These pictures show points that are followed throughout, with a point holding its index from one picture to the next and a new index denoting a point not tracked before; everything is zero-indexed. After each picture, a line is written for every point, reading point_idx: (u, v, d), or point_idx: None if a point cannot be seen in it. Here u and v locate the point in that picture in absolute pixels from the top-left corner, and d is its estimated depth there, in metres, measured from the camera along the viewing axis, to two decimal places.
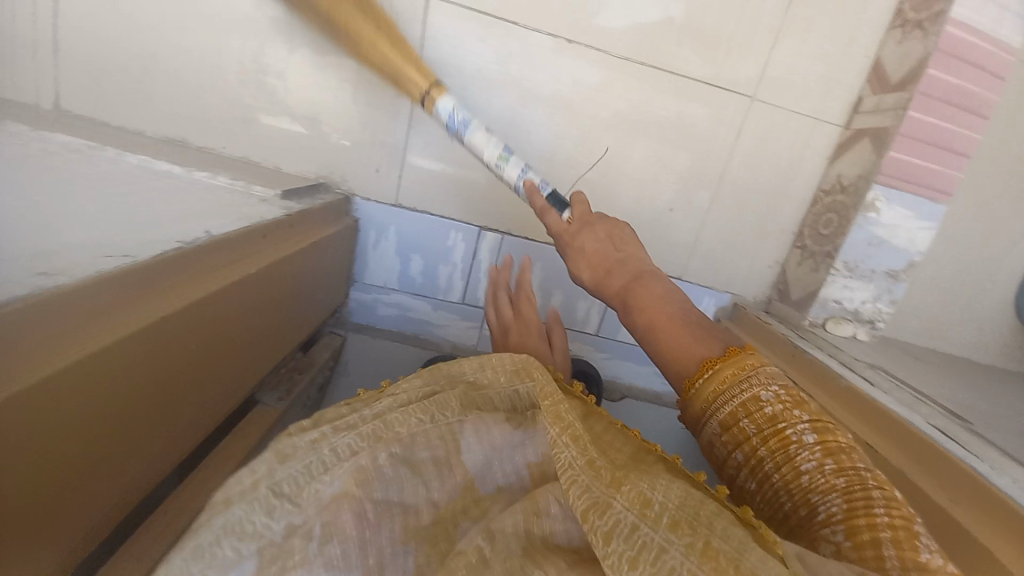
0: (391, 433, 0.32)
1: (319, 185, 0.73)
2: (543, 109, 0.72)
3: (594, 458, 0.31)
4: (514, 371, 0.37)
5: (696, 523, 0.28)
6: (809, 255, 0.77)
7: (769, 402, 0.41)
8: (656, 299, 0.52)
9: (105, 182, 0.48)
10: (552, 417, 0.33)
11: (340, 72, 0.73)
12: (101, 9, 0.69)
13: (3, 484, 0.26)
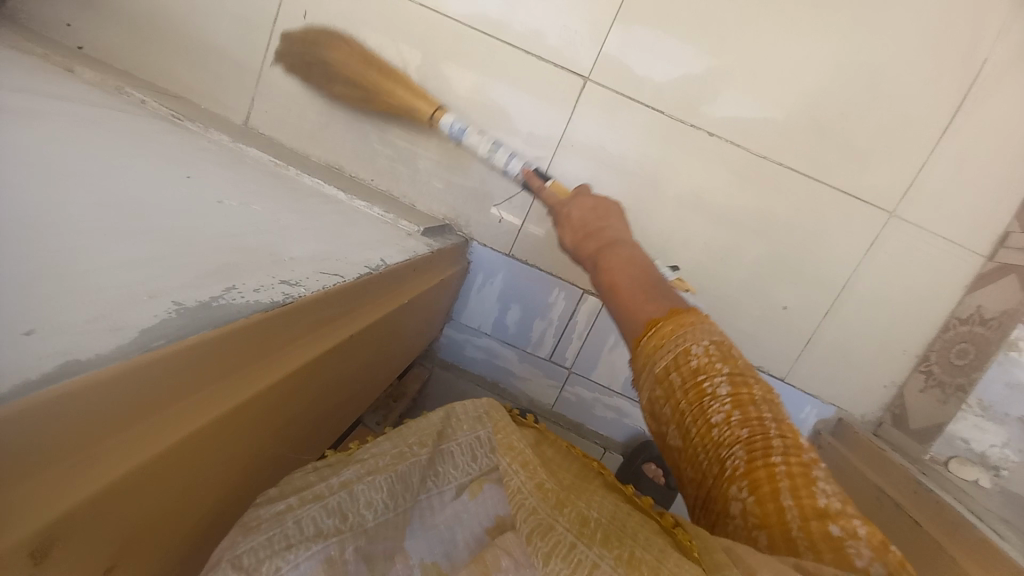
0: (354, 513, 0.34)
1: (446, 227, 0.79)
2: (673, 192, 0.76)
3: (542, 481, 0.35)
4: (478, 417, 0.41)
5: (623, 536, 0.32)
6: (934, 383, 0.73)
7: (698, 356, 0.40)
8: (622, 261, 0.53)
9: (294, 198, 0.55)
10: (505, 448, 0.37)
11: (490, 128, 0.79)
12: (304, 51, 0.81)
13: (156, 526, 0.27)
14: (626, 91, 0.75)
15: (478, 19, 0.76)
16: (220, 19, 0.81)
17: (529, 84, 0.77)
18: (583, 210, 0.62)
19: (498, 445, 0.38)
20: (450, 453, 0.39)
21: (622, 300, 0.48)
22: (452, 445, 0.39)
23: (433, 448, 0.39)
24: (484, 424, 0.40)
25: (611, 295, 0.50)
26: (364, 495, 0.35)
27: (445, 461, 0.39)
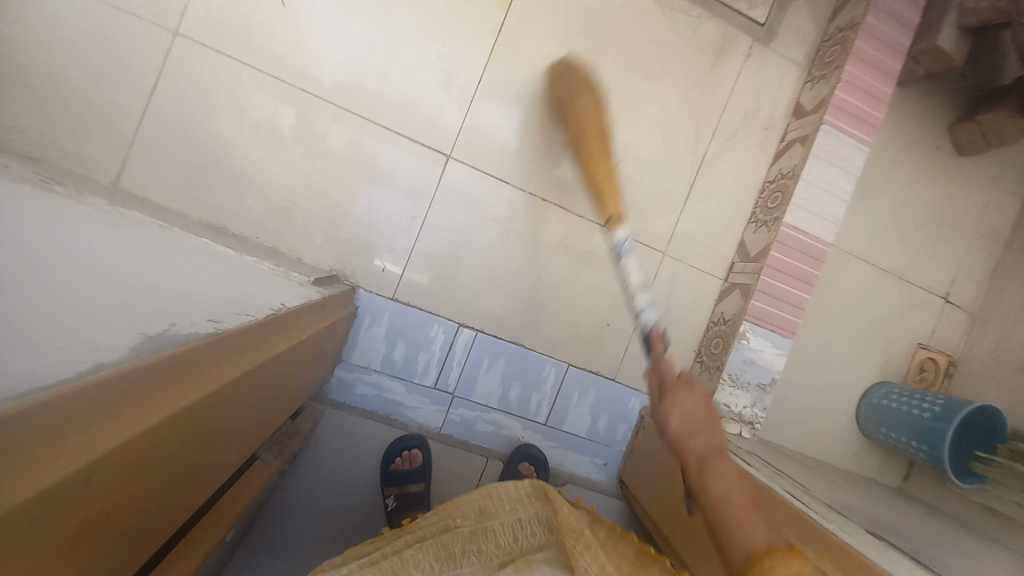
0: (405, 567, 0.60)
1: (334, 277, 0.90)
2: (522, 242, 0.99)
3: (603, 563, 0.58)
4: (527, 502, 0.67)
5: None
6: (705, 368, 1.03)
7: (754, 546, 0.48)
8: (734, 476, 0.52)
9: (192, 256, 0.62)
10: (573, 529, 0.62)
11: (372, 192, 0.94)
12: (187, 124, 0.88)
13: (118, 499, 0.35)
14: (481, 166, 0.97)
15: (356, 104, 0.92)
16: (93, 88, 0.84)
17: (404, 158, 0.94)
18: (681, 421, 0.56)
19: (569, 528, 0.62)
20: (493, 532, 0.64)
21: (739, 530, 0.50)
22: (495, 521, 0.65)
23: (476, 521, 0.65)
24: (524, 504, 0.67)
25: (733, 524, 0.50)
26: (414, 557, 0.62)
27: (480, 538, 0.64)
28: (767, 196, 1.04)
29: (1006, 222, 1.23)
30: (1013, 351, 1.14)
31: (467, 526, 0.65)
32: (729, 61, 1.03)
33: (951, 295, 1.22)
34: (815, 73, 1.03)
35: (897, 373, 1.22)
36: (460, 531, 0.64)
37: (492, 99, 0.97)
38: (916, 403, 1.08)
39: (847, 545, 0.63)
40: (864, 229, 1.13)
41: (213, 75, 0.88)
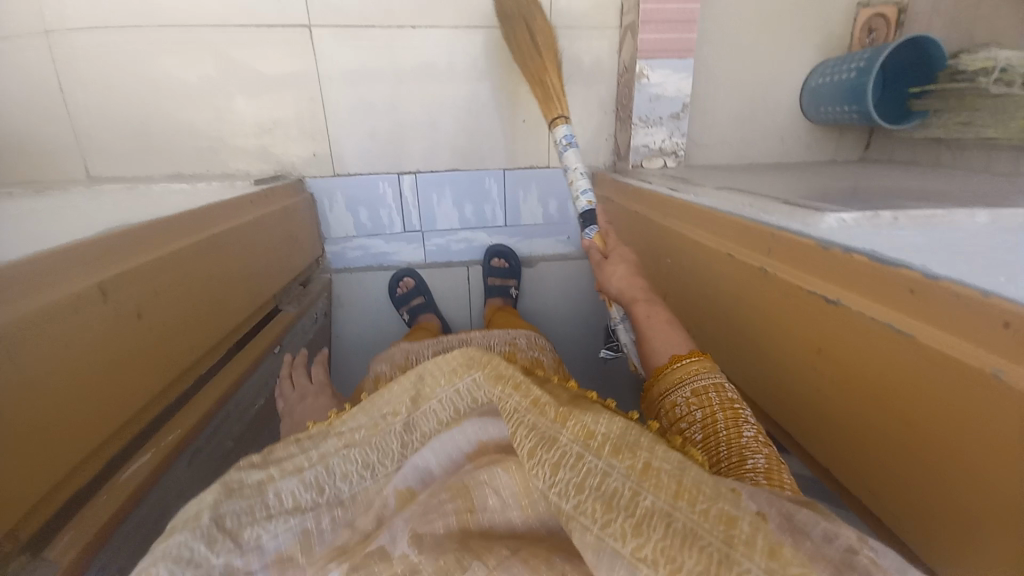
0: (333, 486, 0.40)
1: (281, 176, 1.07)
2: (415, 78, 1.06)
3: (537, 398, 0.39)
4: (457, 368, 0.42)
5: (636, 449, 0.35)
6: (621, 121, 1.11)
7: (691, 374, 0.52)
8: (658, 319, 0.62)
9: (152, 199, 0.82)
10: (513, 387, 0.40)
11: (271, 92, 1.04)
12: (102, 102, 1.01)
13: (85, 356, 0.46)
14: (345, 22, 1.01)
15: (210, 15, 0.97)
16: (27, 108, 1.00)
17: (278, 48, 1.01)
18: (618, 279, 0.71)
19: (508, 385, 0.40)
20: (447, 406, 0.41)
21: (655, 340, 0.59)
22: (429, 403, 0.42)
23: (406, 413, 0.42)
24: (461, 374, 0.42)
25: (646, 324, 0.62)
26: (340, 469, 0.40)
27: (418, 421, 0.42)
28: None
29: None
30: None
31: (398, 421, 0.42)
32: None
33: None
34: None
35: (838, 46, 1.19)
36: (394, 428, 0.42)
37: None
38: (845, 66, 1.08)
39: (688, 204, 0.69)
40: None
41: (91, 48, 0.97)
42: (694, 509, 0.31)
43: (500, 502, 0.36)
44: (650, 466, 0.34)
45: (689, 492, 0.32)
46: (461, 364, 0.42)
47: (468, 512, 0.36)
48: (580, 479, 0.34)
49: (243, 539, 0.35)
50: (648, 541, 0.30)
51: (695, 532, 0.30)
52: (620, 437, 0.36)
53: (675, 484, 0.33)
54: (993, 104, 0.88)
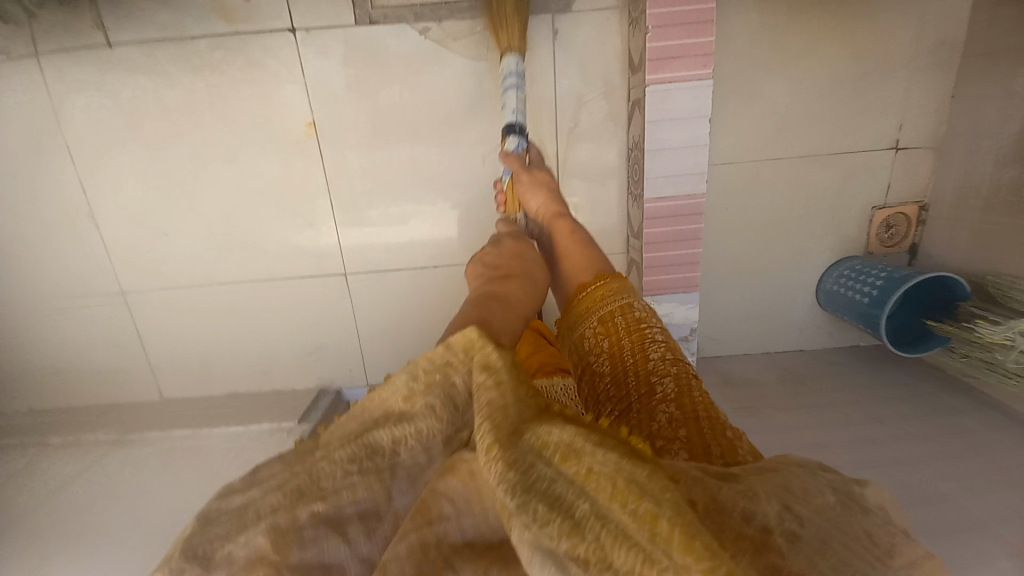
0: (312, 488, 0.35)
1: (319, 394, 1.18)
2: (436, 305, 1.15)
3: (509, 400, 0.37)
4: (451, 364, 0.41)
5: (582, 454, 0.32)
6: None
7: (636, 308, 0.71)
8: (566, 237, 0.88)
9: (203, 475, 0.94)
10: (493, 380, 0.39)
11: (312, 325, 1.15)
12: (172, 345, 1.15)
13: None
14: (374, 269, 1.11)
15: (261, 273, 1.10)
16: (110, 350, 1.15)
17: (316, 292, 1.12)
18: (545, 194, 0.93)
19: (486, 376, 0.39)
20: (442, 404, 0.38)
21: (570, 266, 0.85)
22: (428, 397, 0.39)
23: (401, 405, 0.38)
24: (457, 367, 0.41)
25: (567, 257, 0.86)
26: (323, 468, 0.36)
27: (409, 417, 0.38)
28: (632, 165, 1.03)
29: (958, 22, 1.00)
30: (973, 188, 1.02)
31: (396, 412, 0.38)
32: (539, 52, 0.97)
33: (901, 141, 1.08)
34: (633, 15, 0.92)
35: (852, 245, 1.17)
36: (384, 419, 0.38)
37: (353, 211, 1.07)
38: (860, 284, 1.08)
39: None
40: (761, 140, 1.07)
41: (161, 303, 1.12)
42: (626, 511, 0.29)
43: (455, 510, 0.34)
44: (591, 471, 0.31)
45: (624, 492, 0.30)
46: (450, 359, 0.41)
47: (425, 526, 0.33)
48: (523, 483, 0.31)
49: (212, 562, 0.33)
50: (585, 540, 0.28)
51: (624, 534, 0.28)
52: (570, 444, 0.33)
53: (610, 488, 0.30)
54: (1015, 371, 0.88)
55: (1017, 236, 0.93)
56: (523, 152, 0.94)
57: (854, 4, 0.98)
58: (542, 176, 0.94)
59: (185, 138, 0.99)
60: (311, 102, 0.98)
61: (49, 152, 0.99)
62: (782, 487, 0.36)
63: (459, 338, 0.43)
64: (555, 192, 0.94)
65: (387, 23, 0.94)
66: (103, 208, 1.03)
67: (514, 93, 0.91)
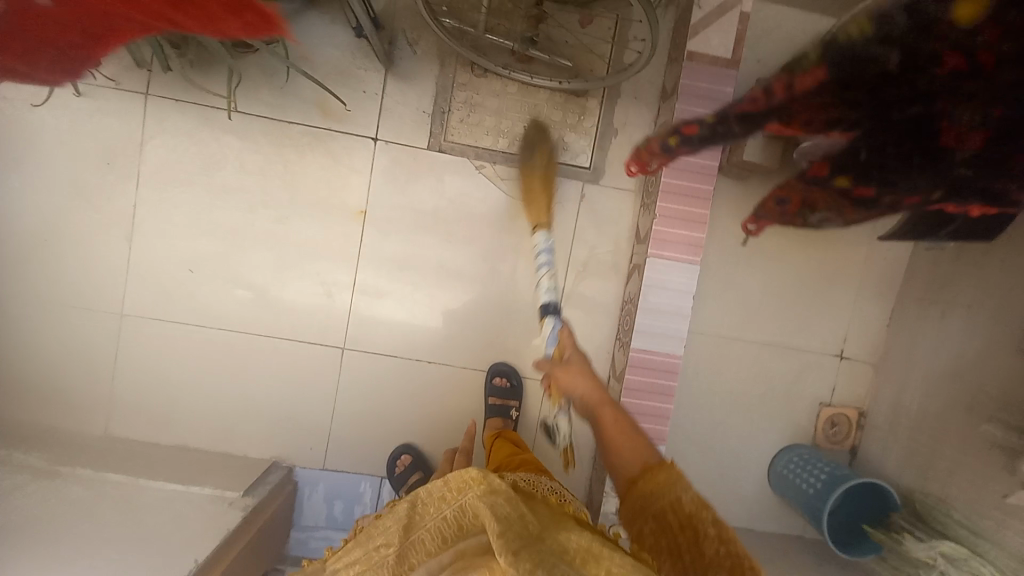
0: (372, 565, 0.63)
1: (271, 466, 1.13)
2: (418, 398, 1.18)
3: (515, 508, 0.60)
4: (445, 494, 0.62)
5: (586, 556, 0.56)
6: (596, 471, 1.20)
7: (689, 499, 0.65)
8: (614, 425, 0.79)
9: (119, 533, 0.85)
10: (488, 489, 0.60)
11: (291, 389, 1.15)
12: (143, 377, 1.13)
13: None
14: (372, 349, 1.16)
15: (263, 327, 1.14)
16: (76, 367, 1.11)
17: (309, 356, 1.15)
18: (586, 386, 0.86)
19: (486, 488, 0.60)
20: (444, 531, 0.61)
21: (616, 458, 0.75)
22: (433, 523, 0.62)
23: (406, 539, 0.62)
24: (449, 497, 0.62)
25: (612, 448, 0.76)
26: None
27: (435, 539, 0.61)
28: (624, 316, 1.17)
29: (890, 271, 1.26)
30: (904, 408, 1.18)
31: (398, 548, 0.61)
32: (565, 206, 1.17)
33: (846, 351, 1.28)
34: (644, 200, 1.14)
35: (803, 434, 1.29)
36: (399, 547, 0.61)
37: (370, 293, 1.15)
38: (808, 474, 1.17)
39: None
40: (735, 322, 1.24)
41: (153, 332, 1.12)
42: None
43: None
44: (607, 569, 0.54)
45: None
46: (450, 491, 0.62)
47: None
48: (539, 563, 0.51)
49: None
50: None
51: None
52: (583, 549, 0.57)
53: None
54: None
55: (945, 459, 1.06)
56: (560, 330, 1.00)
57: (816, 237, 1.23)
58: (577, 367, 0.89)
59: (247, 196, 1.11)
60: (369, 196, 1.14)
61: (117, 174, 1.09)
62: None
63: (455, 475, 0.62)
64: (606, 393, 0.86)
65: (452, 154, 1.14)
66: (143, 234, 1.10)
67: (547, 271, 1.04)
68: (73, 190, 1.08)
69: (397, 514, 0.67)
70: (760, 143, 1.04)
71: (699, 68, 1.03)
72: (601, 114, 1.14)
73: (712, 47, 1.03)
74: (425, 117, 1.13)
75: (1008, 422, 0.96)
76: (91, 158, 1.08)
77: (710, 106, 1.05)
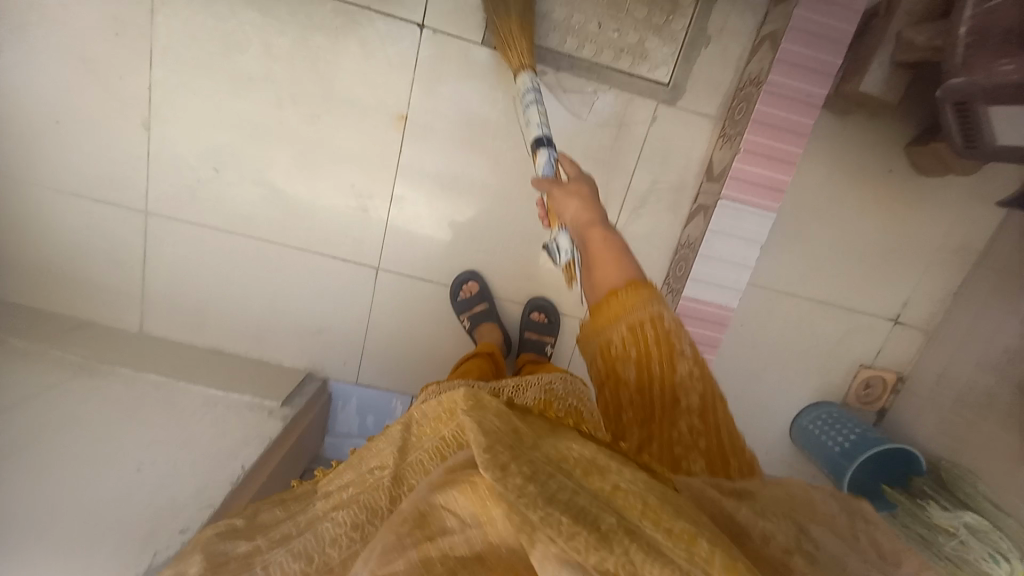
0: (345, 496, 0.57)
1: (305, 377, 1.14)
2: (452, 324, 1.14)
3: (515, 425, 0.46)
4: (442, 412, 0.52)
5: (604, 473, 0.42)
6: None
7: (669, 319, 0.58)
8: (600, 250, 0.64)
9: (169, 438, 0.89)
10: (478, 404, 0.46)
11: (323, 304, 1.12)
12: (173, 281, 1.09)
13: None
14: (408, 270, 1.11)
15: (295, 239, 1.07)
16: (102, 263, 1.08)
17: (342, 273, 1.10)
18: (569, 202, 0.69)
19: (479, 403, 0.46)
20: (439, 448, 0.51)
21: (592, 278, 0.63)
22: (426, 445, 0.53)
23: (394, 465, 0.54)
24: (444, 419, 0.52)
25: (595, 259, 0.64)
26: (327, 532, 0.53)
27: (428, 461, 0.52)
28: (676, 262, 1.09)
29: (978, 236, 1.14)
30: (953, 381, 1.14)
31: (388, 472, 0.54)
32: (632, 131, 1.02)
33: (903, 316, 1.20)
34: (725, 131, 0.99)
35: (836, 394, 1.26)
36: (381, 481, 0.54)
37: (408, 212, 1.07)
38: (836, 433, 1.16)
39: None
40: (793, 278, 1.16)
41: (179, 232, 1.06)
42: (658, 528, 0.36)
43: (459, 524, 0.43)
44: (617, 487, 0.40)
45: (653, 510, 0.38)
46: (447, 410, 0.52)
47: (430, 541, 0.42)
48: (544, 489, 0.37)
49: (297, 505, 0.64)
50: (615, 549, 0.34)
51: (658, 547, 0.35)
52: (589, 461, 0.43)
53: (636, 498, 0.39)
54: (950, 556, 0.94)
55: (984, 438, 1.05)
56: (557, 160, 0.80)
57: (906, 191, 1.10)
58: (569, 186, 0.70)
59: (273, 87, 0.98)
60: (412, 99, 1.00)
61: (126, 47, 0.95)
62: (788, 505, 0.46)
63: (451, 395, 0.51)
64: (593, 197, 0.70)
65: (510, 56, 0.98)
66: (161, 122, 0.99)
67: (536, 109, 0.85)
68: (78, 64, 0.95)
69: (389, 435, 0.58)
70: (886, 71, 0.86)
71: None
72: (692, 19, 0.95)
73: None
74: (482, 5, 0.94)
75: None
76: (93, 26, 0.93)
77: (831, 21, 0.86)
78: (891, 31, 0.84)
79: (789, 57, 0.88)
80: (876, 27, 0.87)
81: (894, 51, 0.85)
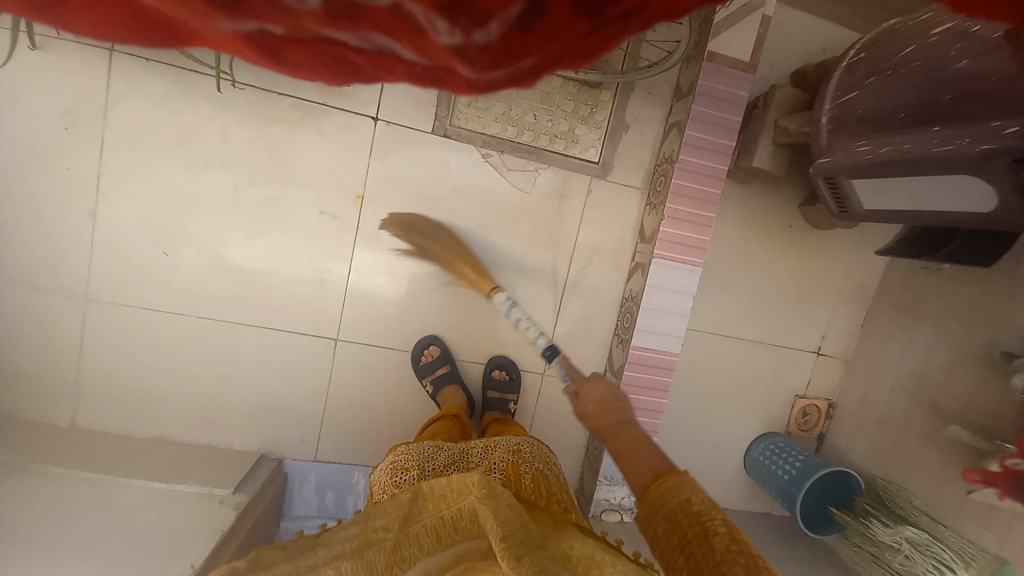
0: (344, 550, 0.62)
1: (259, 459, 1.08)
2: (414, 389, 1.16)
3: (526, 520, 0.59)
4: (456, 490, 0.63)
5: (601, 568, 0.55)
6: (588, 461, 1.24)
7: (699, 502, 0.58)
8: (629, 443, 0.67)
9: (104, 541, 0.81)
10: (497, 498, 0.60)
11: (280, 379, 1.10)
12: (115, 367, 1.04)
13: None
14: (368, 339, 1.12)
15: (251, 316, 1.07)
16: (34, 353, 1.01)
17: (300, 347, 1.10)
18: (593, 405, 0.73)
19: (499, 499, 0.59)
20: (446, 524, 0.62)
21: (624, 465, 0.66)
22: (433, 516, 0.63)
23: (396, 532, 0.62)
24: (454, 498, 0.63)
25: (622, 443, 0.68)
26: None
27: (438, 534, 0.62)
28: (623, 315, 1.19)
29: (869, 275, 1.33)
30: (874, 404, 1.28)
31: (389, 539, 0.61)
32: (573, 201, 1.14)
33: (822, 349, 1.35)
34: (651, 199, 1.13)
35: (777, 424, 1.37)
36: (382, 547, 0.61)
37: (367, 283, 1.10)
38: (783, 462, 1.25)
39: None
40: (726, 322, 1.29)
41: (125, 317, 1.03)
42: None
43: None
44: None
45: None
46: (460, 488, 0.63)
47: None
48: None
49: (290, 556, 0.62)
50: None
51: None
52: (590, 559, 0.56)
53: None
54: (902, 571, 1.04)
55: (907, 454, 1.17)
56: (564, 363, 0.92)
57: (807, 241, 1.28)
58: (594, 386, 0.75)
59: (231, 172, 1.02)
60: (368, 179, 1.07)
61: (78, 141, 0.96)
62: None
63: (466, 476, 0.63)
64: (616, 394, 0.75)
65: (459, 140, 1.08)
66: (111, 209, 0.99)
67: (523, 328, 1.01)
68: (25, 154, 0.95)
69: (393, 500, 0.66)
70: (771, 149, 1.05)
71: (719, 69, 1.02)
72: (614, 107, 1.11)
73: (732, 49, 1.02)
74: (432, 98, 1.06)
75: (971, 425, 1.06)
76: (44, 118, 0.95)
77: (725, 109, 1.04)
78: (770, 120, 1.03)
79: (695, 138, 1.04)
80: (758, 115, 1.06)
81: (775, 133, 1.03)
